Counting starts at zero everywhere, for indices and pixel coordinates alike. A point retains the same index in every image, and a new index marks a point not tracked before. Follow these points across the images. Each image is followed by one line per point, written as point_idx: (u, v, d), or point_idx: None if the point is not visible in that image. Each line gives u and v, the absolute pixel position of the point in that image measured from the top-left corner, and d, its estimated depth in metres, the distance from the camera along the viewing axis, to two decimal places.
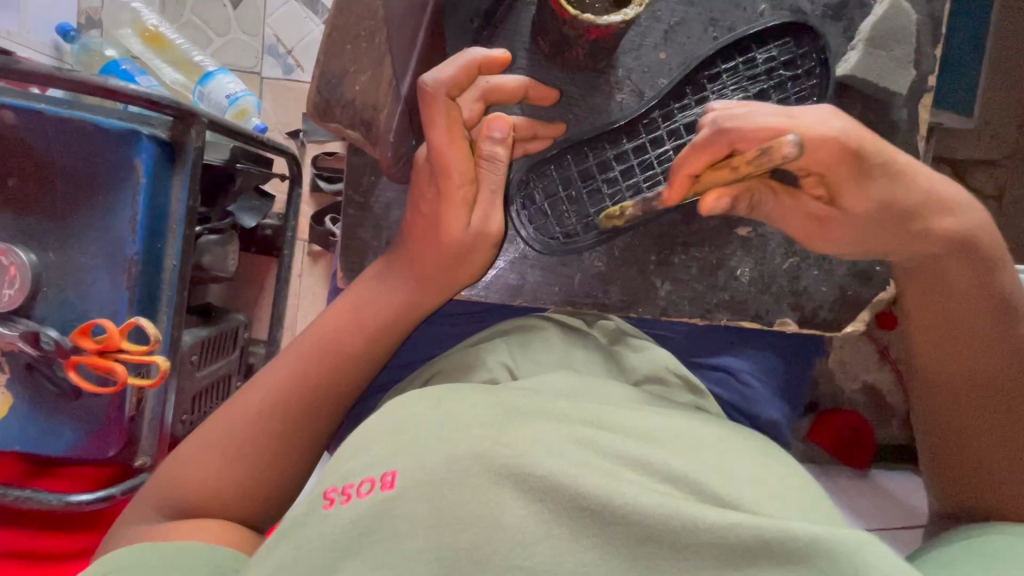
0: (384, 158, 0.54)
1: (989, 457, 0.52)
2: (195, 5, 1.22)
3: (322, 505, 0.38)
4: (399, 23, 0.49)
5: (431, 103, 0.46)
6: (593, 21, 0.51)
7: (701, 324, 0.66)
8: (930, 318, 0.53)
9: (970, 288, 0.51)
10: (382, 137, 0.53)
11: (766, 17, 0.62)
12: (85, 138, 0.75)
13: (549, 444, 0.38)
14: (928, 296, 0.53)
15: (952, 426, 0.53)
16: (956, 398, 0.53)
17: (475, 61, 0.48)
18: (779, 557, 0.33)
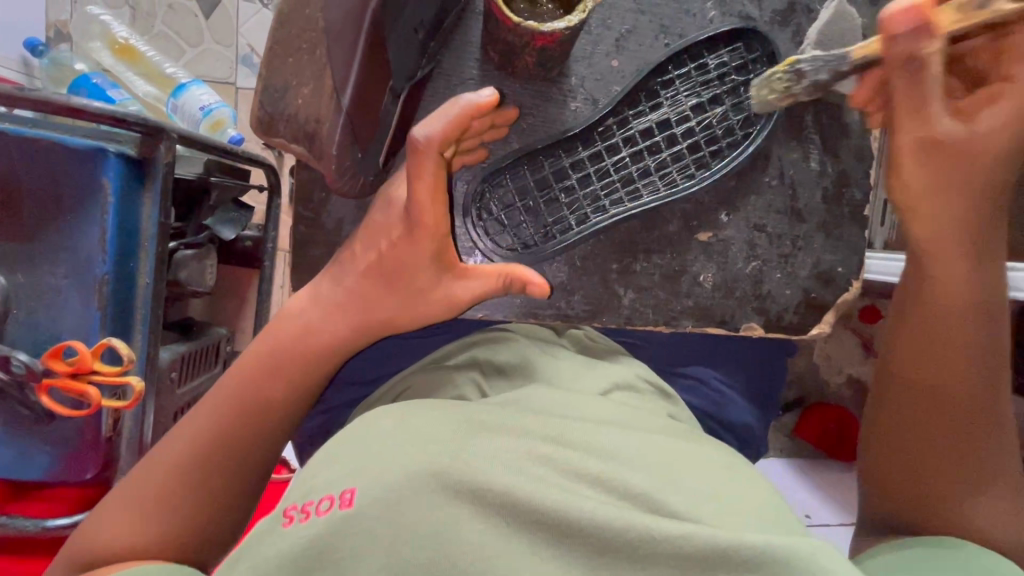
0: (328, 172, 0.50)
1: (944, 478, 0.50)
2: (165, 16, 1.20)
3: (282, 524, 0.38)
4: (337, 36, 0.44)
5: (419, 160, 0.42)
6: (535, 28, 0.49)
7: (669, 333, 0.67)
8: (940, 316, 0.50)
9: (961, 289, 0.49)
10: (325, 151, 0.49)
11: (716, 24, 0.62)
12: (51, 157, 0.74)
13: (508, 461, 0.38)
14: (949, 288, 0.49)
15: (913, 439, 0.51)
16: (936, 409, 0.50)
17: (474, 113, 0.42)
18: (736, 566, 0.35)
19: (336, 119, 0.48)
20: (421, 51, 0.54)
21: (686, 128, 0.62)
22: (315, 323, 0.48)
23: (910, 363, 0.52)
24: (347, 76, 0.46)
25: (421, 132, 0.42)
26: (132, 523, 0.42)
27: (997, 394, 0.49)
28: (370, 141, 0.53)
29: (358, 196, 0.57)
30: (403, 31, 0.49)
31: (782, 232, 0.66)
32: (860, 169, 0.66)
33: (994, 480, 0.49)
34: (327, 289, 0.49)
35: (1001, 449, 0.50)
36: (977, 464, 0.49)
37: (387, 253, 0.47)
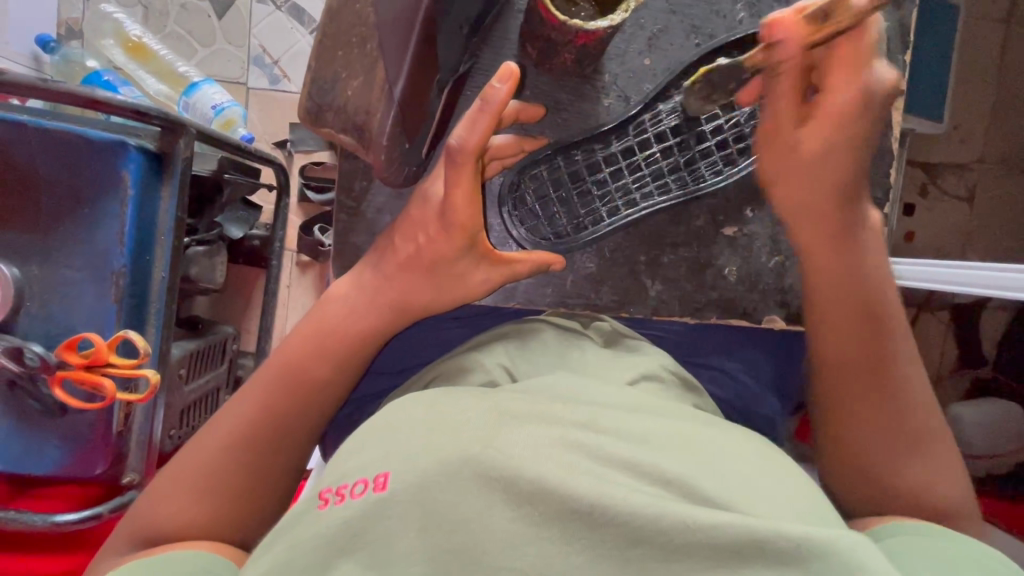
0: (377, 161, 0.51)
1: (883, 450, 0.50)
2: (178, 15, 1.21)
3: (317, 506, 0.35)
4: (389, 29, 0.47)
5: (458, 167, 0.44)
6: (581, 25, 0.51)
7: (693, 324, 0.69)
8: (835, 291, 0.53)
9: (834, 307, 0.53)
10: (376, 140, 0.51)
11: (745, 25, 0.64)
12: (69, 148, 0.74)
13: (540, 446, 0.34)
14: (837, 276, 0.53)
15: (846, 418, 0.52)
16: (851, 375, 0.52)
17: (502, 106, 0.43)
18: (773, 559, 0.31)
19: (387, 110, 0.49)
20: (464, 46, 0.55)
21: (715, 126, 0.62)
22: (357, 309, 0.49)
23: (822, 339, 0.54)
24: (400, 67, 0.47)
25: (456, 139, 0.43)
26: (183, 500, 0.44)
27: (898, 347, 0.52)
28: (416, 133, 0.53)
29: (405, 184, 0.58)
30: (451, 26, 0.50)
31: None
32: (881, 171, 0.68)
33: (925, 445, 0.50)
34: (367, 276, 0.50)
35: (925, 405, 0.51)
36: (903, 431, 0.50)
37: (424, 245, 0.48)
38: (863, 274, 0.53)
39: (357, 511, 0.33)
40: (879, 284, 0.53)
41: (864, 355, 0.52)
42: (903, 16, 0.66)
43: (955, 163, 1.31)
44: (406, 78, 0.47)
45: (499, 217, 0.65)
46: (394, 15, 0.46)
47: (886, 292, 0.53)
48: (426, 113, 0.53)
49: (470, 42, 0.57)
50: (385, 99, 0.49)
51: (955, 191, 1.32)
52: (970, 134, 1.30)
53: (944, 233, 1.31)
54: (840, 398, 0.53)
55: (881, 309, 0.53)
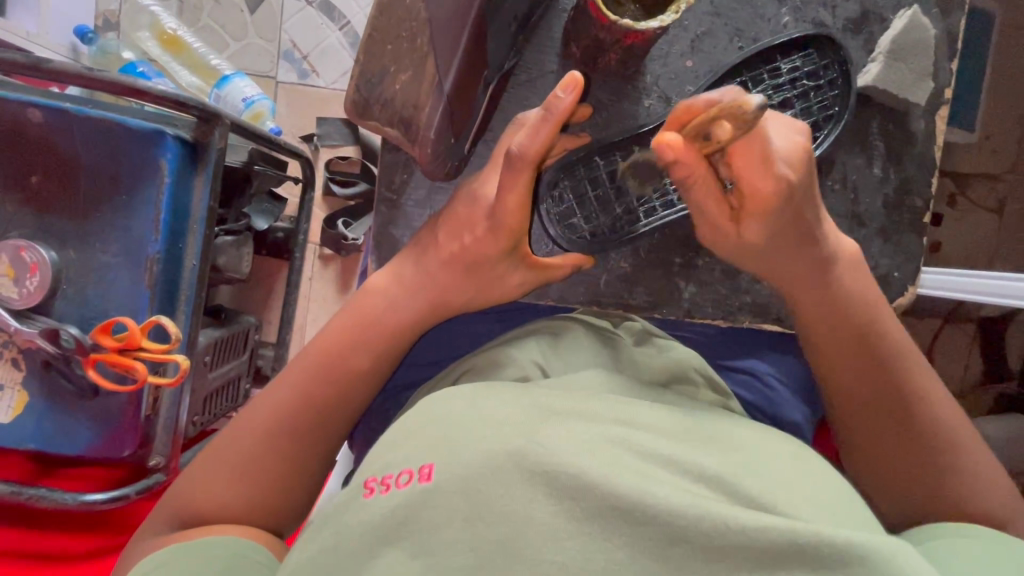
0: (423, 157, 0.52)
1: (921, 471, 0.51)
2: (212, 9, 1.23)
3: (361, 495, 0.35)
4: (444, 23, 0.46)
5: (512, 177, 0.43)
6: (631, 27, 0.51)
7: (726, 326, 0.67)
8: (846, 329, 0.52)
9: (854, 358, 0.53)
10: (422, 136, 0.50)
11: (789, 29, 0.64)
12: (111, 136, 0.76)
13: (583, 441, 0.34)
14: (826, 310, 0.52)
15: (863, 444, 0.54)
16: (880, 415, 0.52)
17: (564, 118, 0.41)
18: (814, 562, 0.31)
19: (436, 105, 0.49)
20: (510, 44, 0.57)
21: None
22: (394, 306, 0.50)
23: (824, 369, 0.55)
24: (452, 63, 0.48)
25: (518, 146, 0.42)
26: (223, 483, 0.45)
27: (903, 371, 0.53)
28: (461, 130, 0.55)
29: (446, 179, 0.60)
30: (500, 23, 0.52)
31: (840, 237, 0.67)
32: (922, 178, 0.67)
33: (959, 448, 0.52)
34: (408, 273, 0.50)
35: (944, 416, 0.53)
36: (939, 450, 0.51)
37: (467, 245, 0.48)
38: (839, 295, 0.52)
39: (403, 499, 0.33)
40: (869, 314, 0.53)
41: (885, 385, 0.52)
42: (950, 21, 0.65)
43: (985, 173, 1.29)
44: (455, 72, 0.49)
45: (535, 216, 0.62)
46: (449, 12, 0.45)
47: (875, 312, 0.53)
48: (471, 106, 0.55)
49: (515, 40, 0.58)
50: (436, 94, 0.49)
51: (984, 202, 1.30)
52: (1003, 145, 1.28)
53: (973, 244, 1.29)
54: (856, 426, 0.54)
55: (879, 339, 0.53)
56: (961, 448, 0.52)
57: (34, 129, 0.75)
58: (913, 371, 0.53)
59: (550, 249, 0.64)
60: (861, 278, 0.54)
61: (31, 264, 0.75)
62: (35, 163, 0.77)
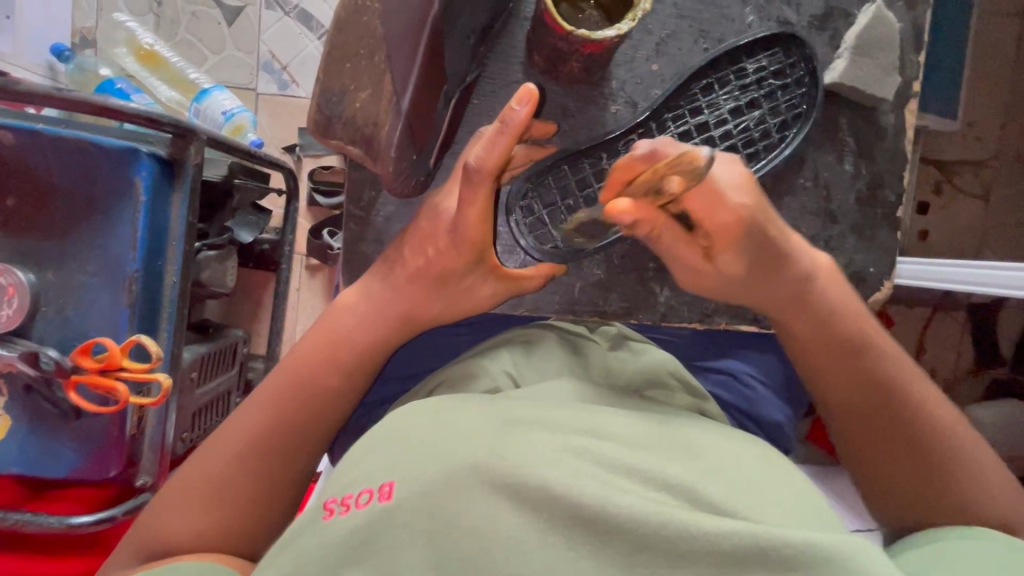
0: (386, 173, 0.52)
1: (917, 481, 0.51)
2: (189, 23, 1.23)
3: (322, 517, 0.35)
4: (398, 36, 0.47)
5: (474, 189, 0.44)
6: (587, 37, 0.51)
7: (702, 329, 0.69)
8: (822, 341, 0.54)
9: (835, 370, 0.54)
10: (383, 153, 0.50)
11: (754, 28, 0.64)
12: (85, 156, 0.75)
13: (547, 453, 0.34)
14: (812, 330, 0.54)
15: (866, 458, 0.53)
16: (860, 420, 0.53)
17: (521, 130, 0.42)
18: (776, 565, 0.30)
19: (395, 121, 0.49)
20: (472, 55, 0.56)
21: (724, 130, 0.62)
22: (365, 320, 0.50)
23: (824, 383, 0.55)
24: (408, 78, 0.49)
25: (476, 160, 0.43)
26: (192, 508, 0.44)
27: (894, 379, 0.52)
28: (424, 142, 0.55)
29: (415, 195, 0.59)
30: (458, 36, 0.52)
31: (814, 234, 0.67)
32: (894, 170, 0.67)
33: (965, 459, 0.50)
34: (377, 287, 0.50)
35: (945, 424, 0.51)
36: (938, 456, 0.50)
37: (432, 258, 0.49)
38: (824, 314, 0.53)
39: (368, 518, 0.32)
40: (858, 331, 0.53)
41: (859, 392, 0.53)
42: (916, 13, 0.65)
43: (970, 160, 1.29)
44: (412, 89, 0.50)
45: (507, 226, 0.64)
46: (403, 25, 0.46)
47: (845, 323, 0.53)
48: (434, 120, 0.55)
49: (477, 51, 0.58)
50: (395, 111, 0.49)
51: (971, 190, 1.29)
52: (986, 132, 1.28)
53: (959, 232, 1.29)
54: (857, 443, 0.54)
55: (866, 352, 0.53)
56: (962, 456, 0.50)
57: (7, 151, 0.75)
58: (902, 385, 0.52)
59: (521, 258, 0.64)
60: (853, 300, 0.55)
61: (8, 287, 0.75)
62: (9, 185, 0.76)
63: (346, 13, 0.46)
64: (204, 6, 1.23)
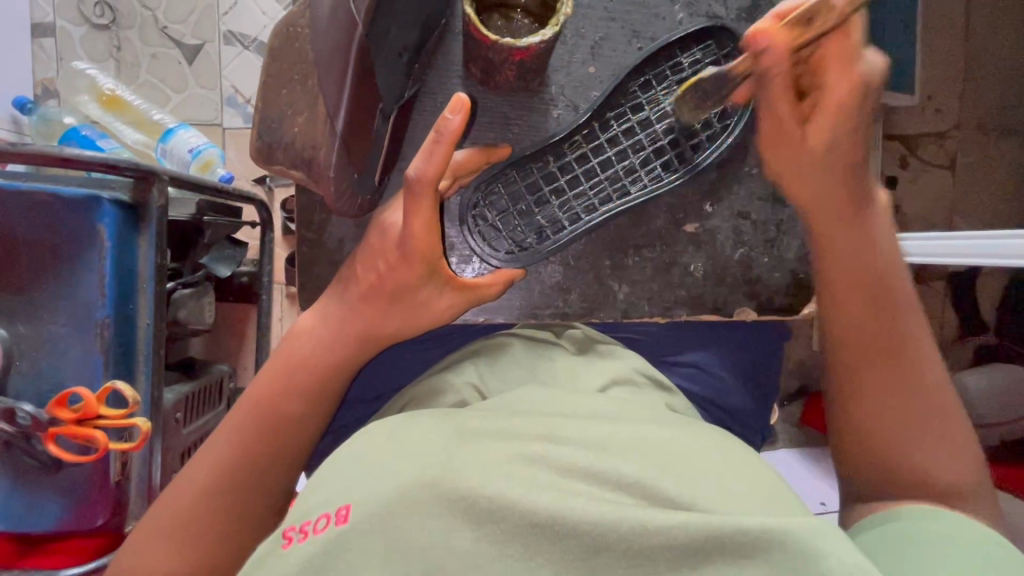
0: (328, 194, 0.58)
1: (894, 429, 0.51)
2: (150, 65, 1.24)
3: (280, 546, 0.34)
4: (326, 62, 0.52)
5: (416, 198, 0.48)
6: (513, 44, 0.57)
7: (664, 323, 0.75)
8: (851, 267, 0.55)
9: (856, 301, 0.54)
10: (324, 174, 0.57)
11: (684, 24, 0.72)
12: (47, 209, 0.76)
13: (497, 465, 0.34)
14: (846, 257, 0.55)
15: (864, 389, 0.53)
16: (863, 355, 0.53)
17: (455, 138, 0.47)
18: (733, 553, 0.31)
19: (331, 143, 0.54)
20: (407, 73, 0.60)
21: (665, 126, 0.70)
22: (325, 343, 0.52)
23: (835, 293, 0.56)
24: (339, 102, 0.52)
25: (415, 171, 0.47)
26: (168, 548, 0.45)
27: (909, 324, 0.53)
28: (364, 163, 0.59)
29: (359, 213, 0.66)
30: (387, 56, 0.54)
31: (764, 219, 0.76)
32: None
33: (948, 425, 0.51)
34: (334, 307, 0.53)
35: (940, 385, 0.52)
36: (928, 413, 0.51)
37: (383, 275, 0.51)
38: (853, 251, 0.55)
39: (320, 545, 0.31)
40: (887, 267, 0.55)
41: (878, 321, 0.53)
42: None
43: (932, 132, 1.31)
44: (346, 110, 0.52)
45: (459, 232, 0.70)
46: (331, 48, 0.51)
47: (892, 270, 0.55)
48: (372, 141, 0.58)
49: (413, 69, 0.62)
50: (329, 132, 0.54)
51: (936, 160, 1.31)
52: (945, 102, 1.29)
53: (929, 203, 1.31)
54: (855, 373, 0.54)
55: (894, 285, 0.54)
56: (947, 422, 0.51)
57: None
58: (916, 339, 0.53)
59: (478, 265, 0.71)
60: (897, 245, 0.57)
61: None
62: None
63: (282, 43, 0.56)
64: (163, 47, 1.24)
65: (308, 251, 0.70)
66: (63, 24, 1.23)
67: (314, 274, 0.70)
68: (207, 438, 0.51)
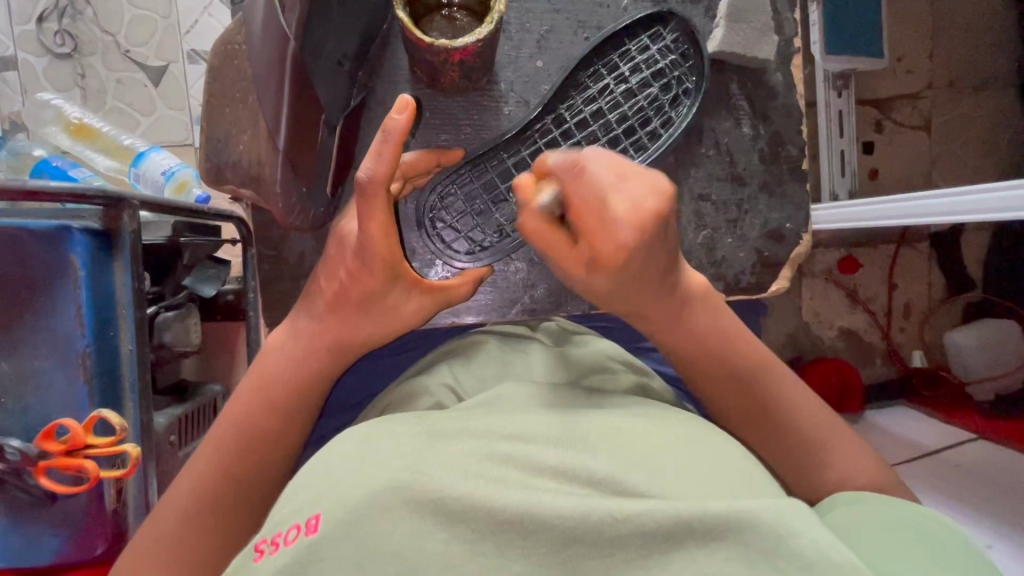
0: (277, 210, 0.58)
1: (788, 469, 0.53)
2: (116, 91, 1.23)
3: (253, 559, 0.34)
4: (263, 79, 0.52)
5: (370, 202, 0.47)
6: (447, 45, 0.57)
7: None
8: (702, 351, 0.54)
9: (716, 380, 0.54)
10: (270, 190, 0.57)
11: (629, 11, 0.74)
12: (16, 243, 0.75)
13: (466, 464, 0.35)
14: (690, 340, 0.53)
15: (753, 448, 0.55)
16: (743, 418, 0.55)
17: (402, 137, 0.45)
18: (701, 538, 0.32)
19: (274, 160, 0.54)
20: (350, 82, 0.63)
21: (620, 114, 0.71)
22: (298, 357, 0.52)
23: (697, 378, 0.55)
24: (279, 117, 0.51)
25: (365, 174, 0.46)
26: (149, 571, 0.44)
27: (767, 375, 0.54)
28: (314, 176, 0.60)
29: (310, 226, 0.65)
30: (326, 66, 0.56)
31: (725, 200, 0.78)
32: (791, 128, 0.79)
33: (832, 444, 0.52)
34: (303, 323, 0.53)
35: (807, 408, 0.54)
36: (811, 447, 0.52)
37: (347, 283, 0.51)
38: (701, 330, 0.53)
39: (289, 558, 0.32)
40: (727, 341, 0.54)
41: (736, 384, 0.54)
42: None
43: (904, 95, 1.31)
44: (286, 123, 0.52)
45: (419, 237, 0.71)
46: (265, 64, 0.50)
47: (730, 337, 0.54)
48: (317, 154, 0.59)
49: (356, 78, 0.64)
50: (272, 150, 0.54)
51: (910, 122, 1.32)
52: (914, 64, 1.29)
53: (905, 167, 1.32)
54: (740, 434, 0.56)
55: (739, 360, 0.54)
56: (831, 444, 0.52)
57: None
58: (769, 389, 0.54)
59: (442, 267, 0.71)
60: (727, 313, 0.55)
61: None
62: None
63: (221, 61, 0.56)
64: (128, 71, 1.23)
65: (275, 266, 0.70)
66: (25, 57, 1.22)
67: (281, 289, 0.71)
68: (187, 460, 0.51)
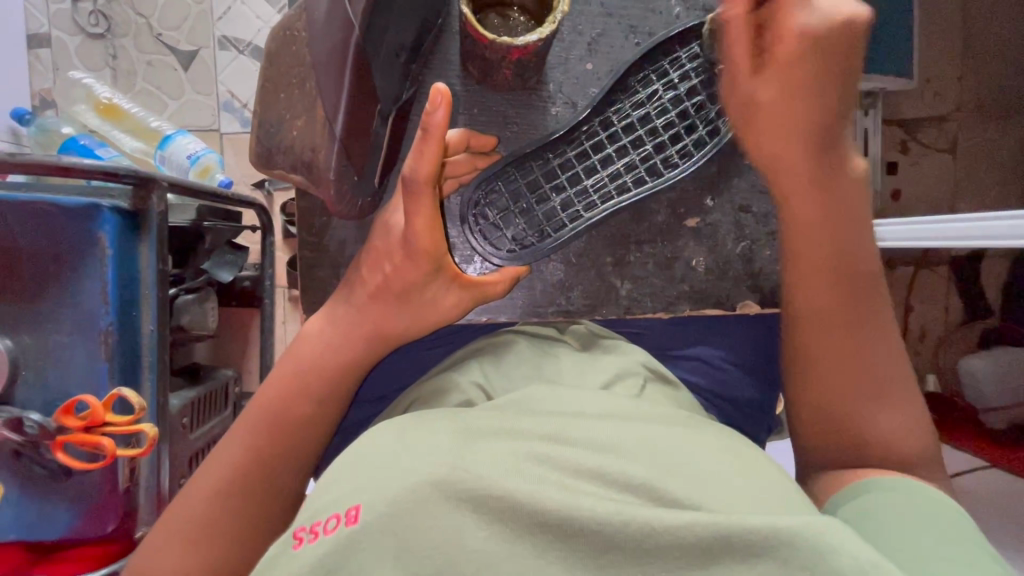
0: (326, 197, 0.60)
1: (847, 406, 0.52)
2: (146, 73, 1.24)
3: (292, 547, 0.33)
4: (325, 65, 0.54)
5: (416, 199, 0.48)
6: (512, 43, 0.58)
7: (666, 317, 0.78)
8: (815, 252, 0.52)
9: (809, 292, 0.53)
10: (321, 176, 0.59)
11: (682, 19, 0.74)
12: (46, 218, 0.76)
13: (506, 464, 0.35)
14: (817, 219, 0.52)
15: (821, 375, 0.53)
16: (815, 331, 0.53)
17: (442, 134, 0.45)
18: (741, 552, 0.32)
19: (330, 145, 0.57)
20: (404, 73, 0.62)
21: (666, 121, 0.71)
22: (333, 344, 0.53)
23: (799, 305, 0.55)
24: (337, 107, 0.54)
25: (408, 170, 0.47)
26: (181, 551, 0.45)
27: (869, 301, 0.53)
28: (364, 167, 0.61)
29: (355, 217, 0.65)
30: (386, 55, 0.56)
31: (766, 210, 0.78)
32: None
33: (894, 391, 0.51)
34: (340, 312, 0.54)
35: (891, 353, 0.52)
36: (878, 386, 0.51)
37: (390, 276, 0.52)
38: (843, 207, 0.51)
39: (329, 546, 0.31)
40: (852, 225, 0.52)
41: (841, 298, 0.52)
42: None
43: (932, 116, 1.30)
44: (343, 117, 0.55)
45: (460, 232, 0.72)
46: (331, 53, 0.53)
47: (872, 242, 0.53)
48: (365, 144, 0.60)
49: (410, 69, 0.64)
50: (328, 137, 0.57)
51: (935, 144, 1.30)
52: (944, 85, 1.28)
53: (932, 187, 1.31)
54: (811, 366, 0.54)
55: (857, 272, 0.52)
56: (894, 390, 0.52)
57: None
58: (862, 322, 0.52)
59: (480, 264, 0.72)
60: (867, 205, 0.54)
61: None
62: None
63: (276, 47, 0.59)
64: (159, 54, 1.24)
65: (312, 254, 0.71)
66: (58, 35, 1.23)
67: (316, 277, 0.71)
68: (216, 443, 0.51)
